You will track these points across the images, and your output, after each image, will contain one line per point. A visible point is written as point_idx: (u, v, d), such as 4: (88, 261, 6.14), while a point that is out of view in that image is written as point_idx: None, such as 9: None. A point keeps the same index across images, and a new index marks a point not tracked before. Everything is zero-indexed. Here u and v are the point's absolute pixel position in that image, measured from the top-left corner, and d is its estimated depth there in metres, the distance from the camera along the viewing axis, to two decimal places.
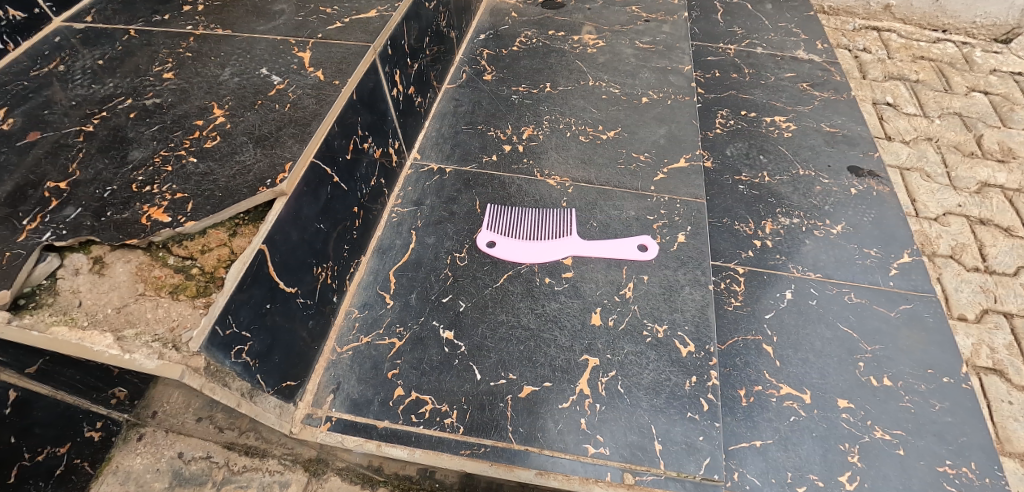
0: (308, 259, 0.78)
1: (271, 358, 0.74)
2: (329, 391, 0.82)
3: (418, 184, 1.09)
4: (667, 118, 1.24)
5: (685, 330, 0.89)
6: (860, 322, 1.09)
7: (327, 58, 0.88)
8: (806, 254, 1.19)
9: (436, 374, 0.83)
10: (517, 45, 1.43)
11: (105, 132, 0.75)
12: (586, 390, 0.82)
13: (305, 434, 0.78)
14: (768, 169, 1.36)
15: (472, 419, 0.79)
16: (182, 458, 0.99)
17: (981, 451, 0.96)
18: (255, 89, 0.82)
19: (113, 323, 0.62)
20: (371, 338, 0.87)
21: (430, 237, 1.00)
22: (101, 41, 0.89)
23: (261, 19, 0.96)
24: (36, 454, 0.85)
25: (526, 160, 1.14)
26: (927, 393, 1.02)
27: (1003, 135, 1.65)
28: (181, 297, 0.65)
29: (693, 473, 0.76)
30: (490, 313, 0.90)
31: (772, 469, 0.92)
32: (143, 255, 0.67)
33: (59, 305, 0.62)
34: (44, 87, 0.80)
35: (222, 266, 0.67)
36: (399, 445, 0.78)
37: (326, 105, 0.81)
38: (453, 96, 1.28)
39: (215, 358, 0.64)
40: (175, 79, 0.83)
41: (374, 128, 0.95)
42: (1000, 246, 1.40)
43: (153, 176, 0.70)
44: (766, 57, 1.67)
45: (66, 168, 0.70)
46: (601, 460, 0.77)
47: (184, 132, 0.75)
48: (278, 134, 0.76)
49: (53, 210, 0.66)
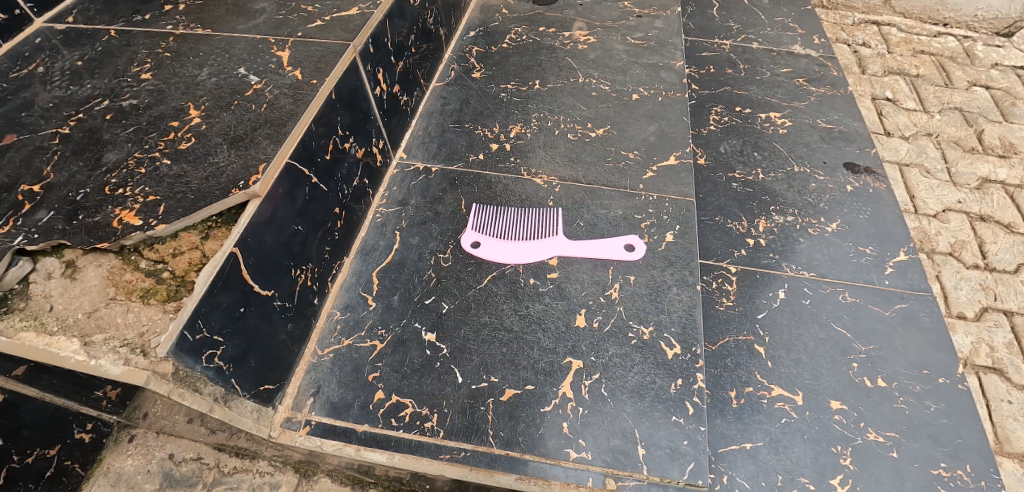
0: (285, 261, 0.77)
1: (247, 362, 0.73)
2: (309, 395, 0.81)
3: (404, 183, 1.07)
4: (657, 115, 1.22)
5: (671, 332, 0.88)
6: (854, 321, 1.07)
7: (306, 56, 0.87)
8: (799, 253, 1.17)
9: (417, 377, 0.82)
10: (508, 42, 1.41)
11: (80, 134, 0.74)
12: (568, 394, 0.81)
13: (284, 438, 0.77)
14: (762, 166, 1.34)
15: (453, 423, 0.78)
16: (173, 459, 0.97)
17: (977, 454, 0.95)
18: (232, 89, 0.81)
19: (82, 328, 0.61)
20: (352, 341, 0.86)
21: (415, 238, 0.99)
22: (81, 41, 0.88)
23: (242, 18, 0.94)
24: (25, 456, 0.85)
25: (513, 159, 1.13)
26: (922, 395, 1.00)
27: (1004, 131, 1.62)
28: (152, 302, 0.64)
29: (677, 478, 0.75)
30: (474, 315, 0.89)
31: (761, 472, 0.90)
32: (115, 259, 0.66)
33: (30, 310, 0.61)
34: (22, 88, 0.79)
35: (194, 269, 0.66)
36: (379, 450, 0.77)
37: (303, 105, 0.79)
38: (441, 94, 1.26)
39: (186, 364, 0.63)
40: (153, 80, 0.82)
41: (356, 128, 0.94)
42: (1001, 243, 1.38)
43: (126, 179, 0.69)
44: (762, 53, 1.65)
45: (40, 171, 0.69)
46: (583, 464, 0.75)
47: (160, 134, 0.74)
48: (253, 135, 0.75)
49: (26, 214, 0.65)
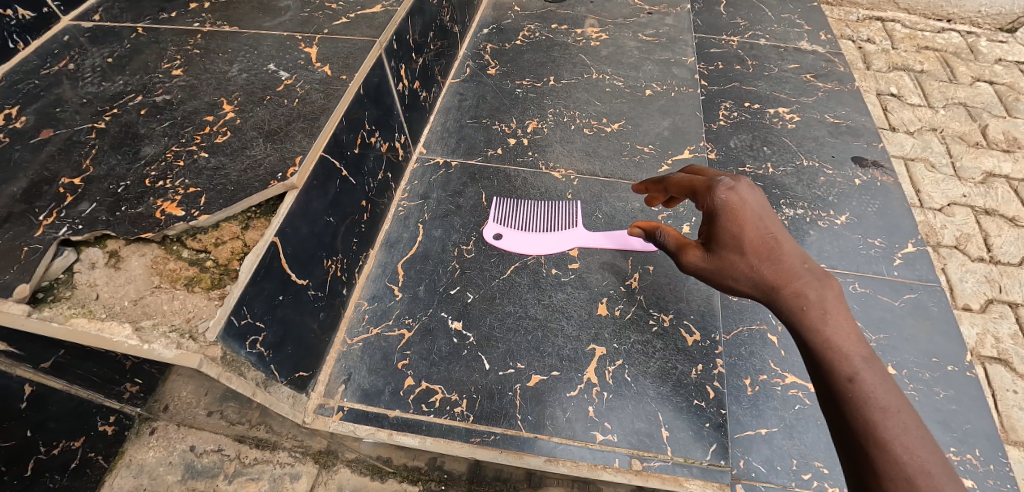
0: (318, 252, 0.80)
1: (284, 349, 0.75)
2: (341, 382, 0.83)
3: (425, 177, 1.10)
4: (671, 110, 1.24)
5: (691, 319, 0.91)
6: (864, 311, 1.10)
7: (335, 53, 0.89)
8: (810, 244, 1.19)
9: (445, 364, 0.85)
10: (521, 39, 1.43)
11: (116, 128, 0.76)
12: (593, 379, 0.83)
13: (317, 423, 0.80)
14: (772, 160, 1.36)
15: (481, 408, 0.81)
16: (194, 451, 0.99)
17: (985, 439, 0.97)
18: (264, 85, 0.83)
19: (130, 315, 0.63)
20: (381, 329, 0.88)
21: (438, 230, 1.01)
22: (109, 39, 0.90)
23: (267, 15, 0.96)
24: (51, 448, 0.86)
25: (531, 153, 1.15)
26: (931, 382, 1.03)
27: (1008, 126, 1.65)
28: (197, 289, 0.66)
29: (700, 459, 0.78)
30: (498, 305, 0.91)
31: (777, 456, 0.93)
32: (157, 249, 0.68)
33: (77, 298, 0.63)
34: (54, 85, 0.81)
35: (236, 258, 0.69)
36: (410, 434, 0.79)
37: (335, 99, 0.82)
38: (458, 90, 1.29)
39: (231, 349, 0.66)
40: (184, 75, 0.84)
41: (380, 123, 0.96)
42: (1006, 236, 1.40)
43: (166, 171, 0.71)
44: (770, 50, 1.67)
45: (80, 165, 0.71)
46: (609, 446, 0.78)
47: (195, 128, 0.76)
48: (287, 129, 0.77)
49: (69, 206, 0.67)
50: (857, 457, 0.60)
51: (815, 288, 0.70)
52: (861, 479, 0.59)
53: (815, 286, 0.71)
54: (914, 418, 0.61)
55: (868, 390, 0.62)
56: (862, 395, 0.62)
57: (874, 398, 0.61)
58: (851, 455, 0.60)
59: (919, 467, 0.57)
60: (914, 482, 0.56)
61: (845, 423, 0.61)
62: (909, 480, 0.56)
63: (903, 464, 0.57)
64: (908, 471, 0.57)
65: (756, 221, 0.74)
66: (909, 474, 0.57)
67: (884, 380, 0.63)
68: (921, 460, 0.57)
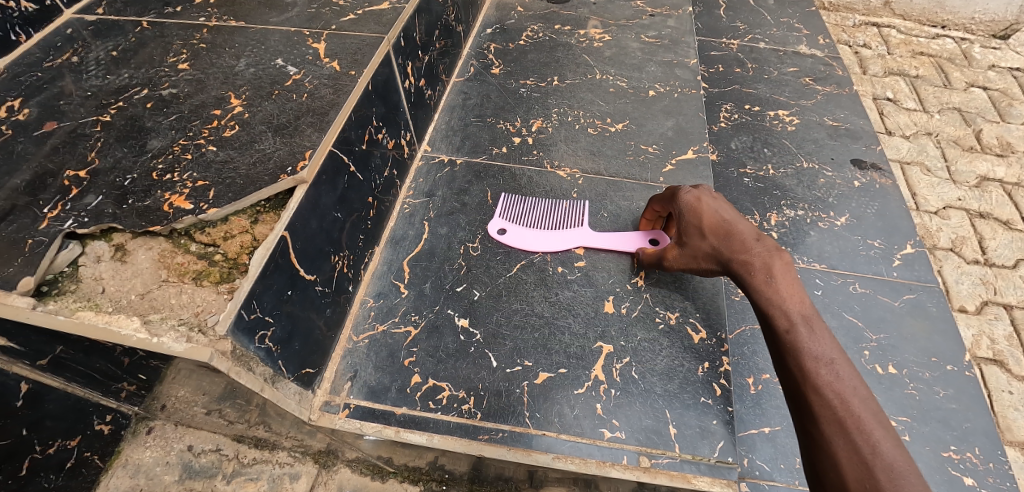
0: (326, 248, 0.79)
1: (292, 345, 0.75)
2: (347, 379, 0.82)
3: (429, 175, 1.10)
4: (674, 111, 1.25)
5: (697, 317, 0.91)
6: (865, 311, 1.10)
7: (343, 48, 0.89)
8: (810, 245, 1.20)
9: (452, 362, 0.84)
10: (524, 39, 1.44)
11: (121, 121, 0.75)
12: (600, 376, 0.83)
13: (323, 421, 0.79)
14: (773, 162, 1.37)
15: (488, 405, 0.81)
16: (192, 450, 0.98)
17: (984, 437, 0.98)
18: (272, 79, 0.83)
19: (137, 308, 0.63)
20: (387, 327, 0.87)
21: (443, 228, 1.01)
22: (112, 33, 0.89)
23: (273, 11, 0.96)
24: (47, 447, 0.85)
25: (536, 152, 1.15)
26: (931, 381, 1.03)
27: (1002, 130, 1.67)
28: (205, 283, 0.66)
29: (708, 456, 0.77)
30: (505, 302, 0.91)
31: (781, 455, 0.93)
32: (165, 243, 0.67)
33: (82, 292, 0.62)
34: (58, 78, 0.81)
35: (245, 252, 0.68)
36: (417, 431, 0.79)
37: (344, 94, 0.82)
38: (462, 89, 1.29)
39: (241, 343, 0.66)
40: (190, 69, 0.84)
41: (387, 120, 0.96)
42: (1000, 239, 1.41)
43: (173, 164, 0.70)
44: (769, 53, 1.68)
45: (85, 157, 0.70)
46: (617, 443, 0.78)
47: (202, 121, 0.76)
48: (296, 123, 0.77)
49: (74, 198, 0.66)
50: (798, 404, 0.68)
51: (760, 256, 0.80)
52: (803, 424, 0.67)
53: (761, 255, 0.80)
54: (848, 368, 0.68)
55: (803, 343, 0.71)
56: (797, 347, 0.71)
57: (809, 349, 0.70)
58: (795, 403, 0.68)
59: (849, 410, 0.64)
60: (844, 423, 0.63)
61: (789, 376, 0.70)
62: (839, 422, 0.64)
63: (834, 407, 0.65)
64: (839, 413, 0.64)
65: (713, 210, 0.86)
66: (840, 417, 0.64)
67: (817, 333, 0.72)
68: (850, 402, 0.65)
